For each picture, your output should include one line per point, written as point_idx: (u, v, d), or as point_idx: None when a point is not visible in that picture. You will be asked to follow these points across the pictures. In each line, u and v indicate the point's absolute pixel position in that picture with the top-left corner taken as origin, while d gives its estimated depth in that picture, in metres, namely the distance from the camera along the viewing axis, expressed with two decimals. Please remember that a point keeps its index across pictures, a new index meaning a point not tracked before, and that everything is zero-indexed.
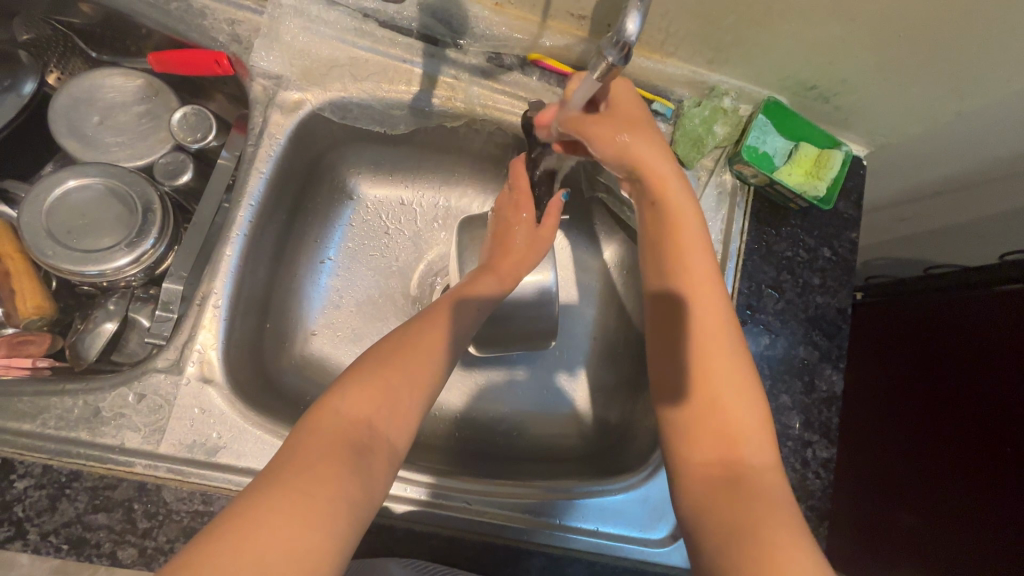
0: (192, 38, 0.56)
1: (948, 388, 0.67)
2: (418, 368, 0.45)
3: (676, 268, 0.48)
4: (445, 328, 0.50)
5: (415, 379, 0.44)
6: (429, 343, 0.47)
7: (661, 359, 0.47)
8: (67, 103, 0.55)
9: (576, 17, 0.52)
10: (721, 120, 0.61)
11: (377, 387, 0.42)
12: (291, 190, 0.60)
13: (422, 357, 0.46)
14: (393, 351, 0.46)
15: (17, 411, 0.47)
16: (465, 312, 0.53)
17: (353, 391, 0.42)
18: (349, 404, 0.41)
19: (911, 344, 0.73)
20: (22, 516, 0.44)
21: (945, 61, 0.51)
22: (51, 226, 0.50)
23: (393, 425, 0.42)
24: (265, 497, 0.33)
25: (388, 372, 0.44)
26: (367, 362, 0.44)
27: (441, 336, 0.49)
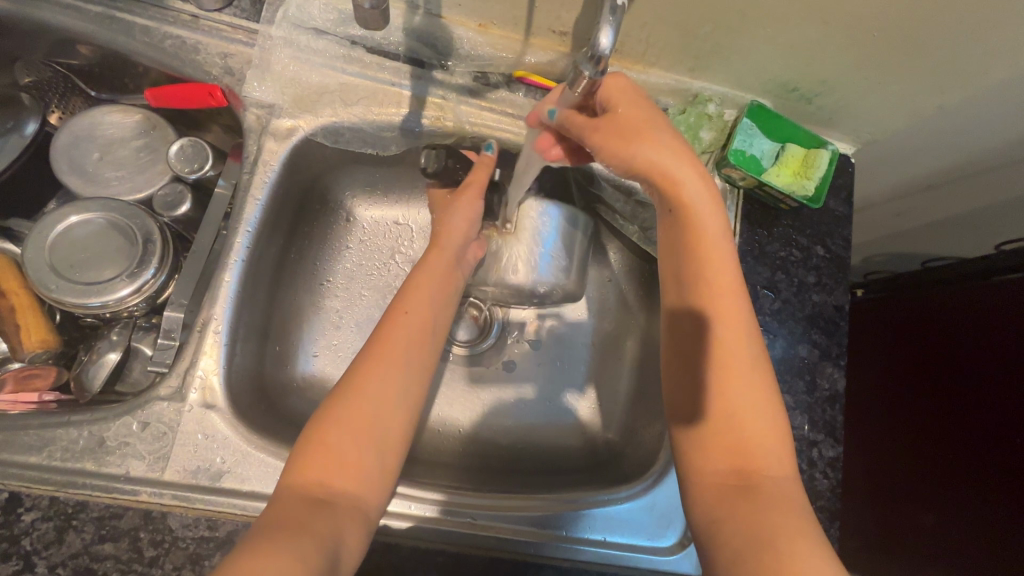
0: (186, 73, 0.57)
1: (954, 395, 0.65)
2: (373, 413, 0.45)
3: (705, 274, 0.46)
4: (401, 353, 0.48)
5: (371, 426, 0.44)
6: (387, 383, 0.46)
7: (676, 362, 0.47)
8: (68, 142, 0.57)
9: (557, 33, 0.55)
10: (707, 125, 0.62)
11: (331, 449, 0.43)
12: (287, 215, 0.61)
13: (382, 398, 0.45)
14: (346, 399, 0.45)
15: (24, 444, 0.47)
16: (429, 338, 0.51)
17: (305, 459, 0.42)
18: (307, 475, 0.41)
19: (921, 349, 0.71)
20: (29, 549, 0.44)
21: (921, 56, 0.52)
22: (54, 261, 0.51)
23: (352, 478, 0.42)
24: (238, 561, 0.33)
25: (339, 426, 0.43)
26: (320, 419, 0.44)
27: (402, 367, 0.48)
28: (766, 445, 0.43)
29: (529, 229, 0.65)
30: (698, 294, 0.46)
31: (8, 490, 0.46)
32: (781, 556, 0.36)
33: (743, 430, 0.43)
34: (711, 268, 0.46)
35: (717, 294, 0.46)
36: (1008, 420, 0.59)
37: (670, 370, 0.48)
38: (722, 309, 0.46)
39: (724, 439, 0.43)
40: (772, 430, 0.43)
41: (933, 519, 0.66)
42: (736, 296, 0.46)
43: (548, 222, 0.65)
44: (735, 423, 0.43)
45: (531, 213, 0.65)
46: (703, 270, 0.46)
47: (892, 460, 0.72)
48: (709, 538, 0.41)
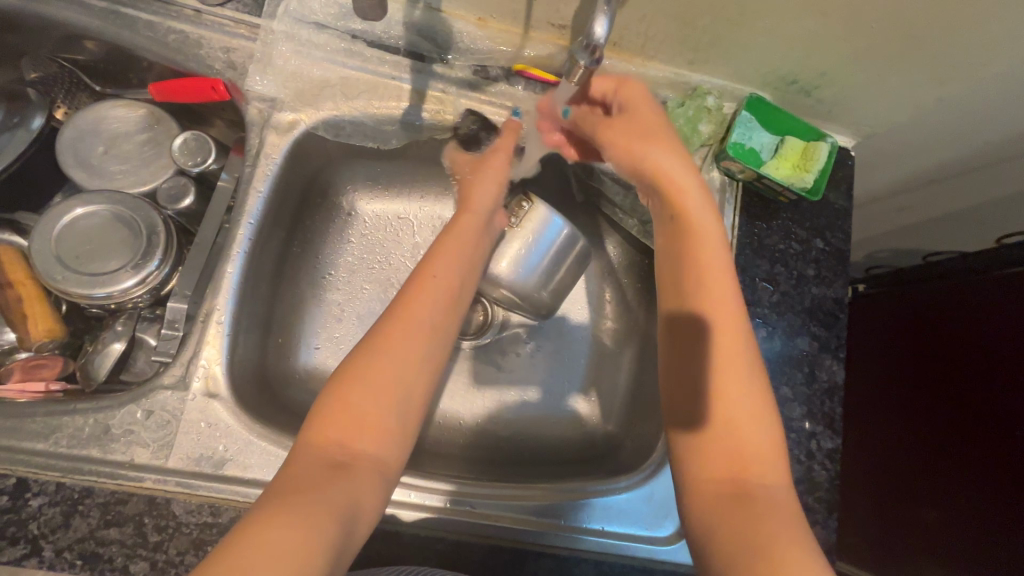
0: (189, 67, 0.58)
1: (958, 390, 0.65)
2: (394, 376, 0.44)
3: (716, 293, 0.47)
4: (424, 322, 0.47)
5: (391, 389, 0.43)
6: (408, 347, 0.45)
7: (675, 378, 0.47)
8: (73, 135, 0.58)
9: (556, 26, 0.55)
10: (706, 118, 0.62)
11: (353, 410, 0.42)
12: (289, 208, 0.62)
13: (404, 363, 0.45)
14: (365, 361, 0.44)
15: (30, 431, 0.48)
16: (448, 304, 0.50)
17: (323, 423, 0.41)
18: (326, 440, 0.40)
19: (925, 345, 0.71)
20: (37, 533, 0.45)
21: (919, 48, 0.52)
22: (60, 252, 0.52)
23: (372, 443, 0.42)
24: (256, 526, 0.33)
25: (358, 388, 0.43)
26: (338, 381, 0.43)
27: (423, 331, 0.47)
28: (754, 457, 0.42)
29: (530, 228, 0.61)
30: (701, 313, 0.46)
31: (16, 475, 0.47)
32: (774, 552, 0.36)
33: (733, 435, 0.43)
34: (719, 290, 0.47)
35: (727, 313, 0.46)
36: (1006, 418, 0.59)
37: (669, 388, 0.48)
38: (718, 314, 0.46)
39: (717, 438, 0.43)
40: (766, 437, 0.43)
41: (935, 514, 0.66)
42: (732, 295, 0.47)
43: (546, 230, 0.61)
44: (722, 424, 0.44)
45: (539, 214, 0.61)
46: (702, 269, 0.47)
47: (895, 454, 0.72)
48: (705, 539, 0.40)
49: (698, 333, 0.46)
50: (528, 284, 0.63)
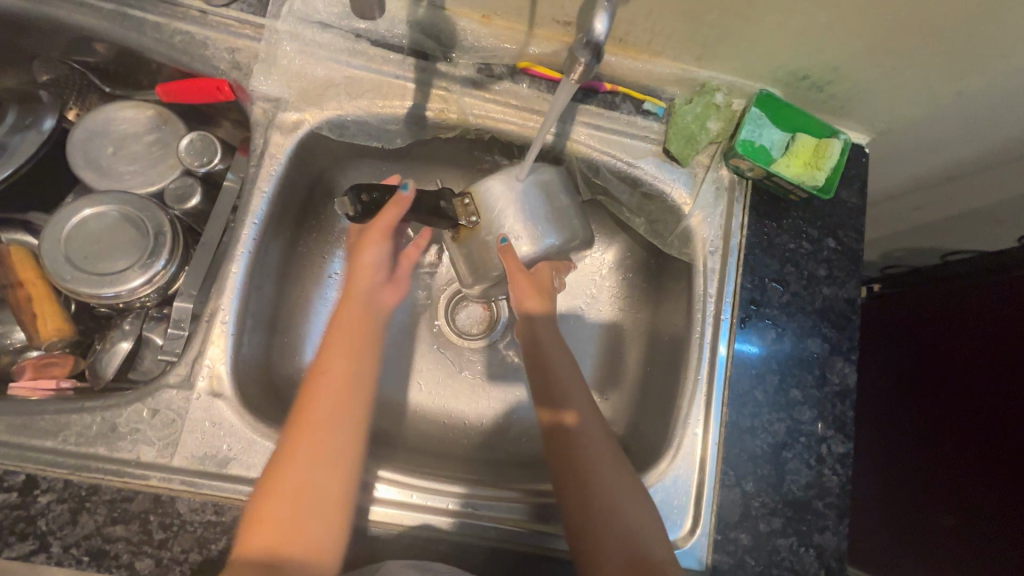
0: (196, 68, 0.58)
1: (969, 394, 0.64)
2: (307, 475, 0.44)
3: (546, 351, 0.58)
4: (336, 408, 0.47)
5: (308, 485, 0.44)
6: (323, 441, 0.45)
7: (558, 467, 0.52)
8: (83, 137, 0.59)
9: (561, 23, 0.55)
10: (715, 115, 0.61)
11: (277, 516, 0.42)
12: (295, 208, 0.62)
13: (317, 458, 0.44)
14: (278, 462, 0.44)
15: (39, 428, 0.49)
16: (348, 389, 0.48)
17: (248, 531, 0.42)
18: (253, 548, 0.41)
19: (941, 345, 0.69)
20: (46, 530, 0.46)
21: (936, 41, 0.50)
22: (70, 252, 0.53)
23: (301, 544, 0.42)
24: None
25: (278, 491, 0.43)
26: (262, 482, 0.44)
27: (334, 421, 0.46)
28: (638, 523, 0.49)
29: (490, 213, 0.58)
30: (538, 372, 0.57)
31: (25, 472, 0.47)
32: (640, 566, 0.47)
33: (613, 487, 0.50)
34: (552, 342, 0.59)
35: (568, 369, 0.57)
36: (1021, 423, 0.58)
37: (559, 476, 0.52)
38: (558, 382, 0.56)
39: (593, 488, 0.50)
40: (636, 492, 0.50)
41: (949, 520, 0.64)
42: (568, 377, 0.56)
43: (508, 191, 0.58)
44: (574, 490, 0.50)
45: (486, 194, 0.58)
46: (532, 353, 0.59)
47: (907, 457, 0.71)
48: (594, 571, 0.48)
49: (550, 388, 0.56)
50: (559, 235, 0.60)
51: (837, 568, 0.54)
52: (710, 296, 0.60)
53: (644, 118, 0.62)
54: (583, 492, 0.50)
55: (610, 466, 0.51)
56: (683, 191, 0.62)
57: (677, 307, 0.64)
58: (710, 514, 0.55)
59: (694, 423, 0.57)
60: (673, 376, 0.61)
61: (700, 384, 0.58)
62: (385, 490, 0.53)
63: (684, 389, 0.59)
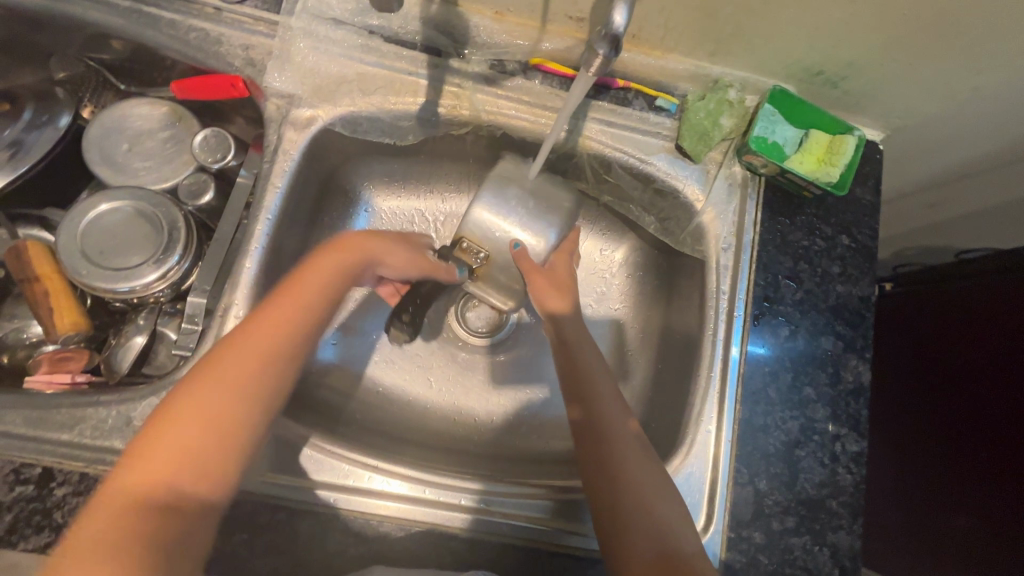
0: (210, 65, 0.58)
1: (985, 393, 0.63)
2: (225, 420, 0.42)
3: (579, 354, 0.58)
4: (250, 350, 0.45)
5: (222, 429, 0.42)
6: (237, 375, 0.44)
7: (589, 464, 0.51)
8: (99, 133, 0.59)
9: (574, 19, 0.55)
10: (727, 112, 0.60)
11: (162, 441, 0.40)
12: (307, 204, 0.62)
13: (220, 393, 0.43)
14: (197, 396, 0.42)
15: (56, 421, 0.49)
16: (263, 347, 0.46)
17: (135, 458, 0.40)
18: (133, 481, 0.39)
19: (957, 344, 0.68)
20: (61, 522, 0.46)
21: (953, 36, 0.50)
22: (86, 247, 0.53)
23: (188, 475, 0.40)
24: None
25: (180, 419, 0.41)
26: (170, 403, 0.42)
27: (260, 377, 0.45)
28: (667, 519, 0.48)
29: (491, 239, 0.59)
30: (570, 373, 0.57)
31: (42, 465, 0.48)
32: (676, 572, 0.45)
33: (645, 487, 0.49)
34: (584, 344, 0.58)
35: (599, 366, 0.57)
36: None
37: (588, 475, 0.51)
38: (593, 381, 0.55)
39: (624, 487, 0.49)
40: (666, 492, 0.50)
41: (964, 520, 0.64)
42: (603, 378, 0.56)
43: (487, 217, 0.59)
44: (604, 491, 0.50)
45: (478, 228, 0.59)
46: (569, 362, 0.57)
47: (921, 457, 0.70)
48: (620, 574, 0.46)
49: (582, 387, 0.55)
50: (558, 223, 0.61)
51: (851, 567, 0.54)
52: (723, 293, 0.60)
53: (657, 114, 0.62)
54: (614, 488, 0.49)
55: (643, 466, 0.50)
56: (696, 187, 0.62)
57: (689, 305, 0.64)
58: (723, 512, 0.55)
59: (707, 421, 0.57)
60: (685, 373, 0.61)
61: (713, 382, 0.58)
62: (397, 484, 0.53)
63: (696, 387, 0.58)
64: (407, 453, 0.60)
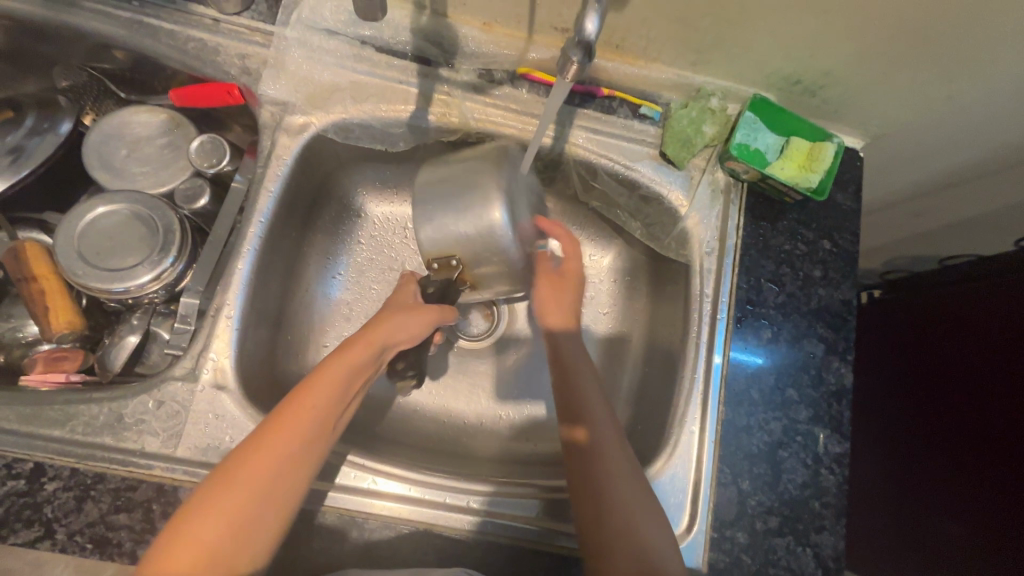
0: (207, 73, 0.60)
1: (970, 397, 0.64)
2: (246, 519, 0.41)
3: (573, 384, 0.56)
4: (304, 425, 0.45)
5: (245, 530, 0.41)
6: (283, 448, 0.43)
7: (574, 471, 0.51)
8: (99, 139, 0.61)
9: (559, 30, 0.57)
10: (710, 120, 0.62)
11: (211, 514, 0.40)
12: (301, 208, 0.64)
13: (277, 465, 0.43)
14: (221, 502, 0.41)
15: (49, 418, 0.50)
16: (284, 460, 0.43)
17: (162, 556, 0.39)
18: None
19: (941, 348, 0.69)
20: (51, 516, 0.47)
21: (924, 45, 0.52)
22: (82, 248, 0.54)
23: (235, 545, 0.41)
24: None
25: (232, 491, 0.41)
26: (190, 505, 0.41)
27: (283, 482, 0.43)
28: (648, 525, 0.48)
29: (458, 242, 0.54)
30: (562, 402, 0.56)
31: (33, 460, 0.48)
32: None
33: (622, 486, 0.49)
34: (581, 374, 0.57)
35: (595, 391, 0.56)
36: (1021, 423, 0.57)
37: (573, 479, 0.51)
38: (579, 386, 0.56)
39: (604, 493, 0.49)
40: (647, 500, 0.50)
41: (950, 526, 0.64)
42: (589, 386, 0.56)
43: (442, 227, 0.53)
44: (583, 494, 0.50)
45: (440, 234, 0.53)
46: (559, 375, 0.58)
47: (907, 461, 0.70)
48: None
49: (571, 399, 0.55)
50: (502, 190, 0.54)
51: (835, 568, 0.54)
52: (706, 295, 0.61)
53: (641, 122, 0.64)
54: (599, 511, 0.49)
55: (621, 469, 0.51)
56: (680, 193, 0.63)
57: (674, 309, 0.65)
58: (707, 512, 0.55)
59: (691, 422, 0.58)
60: (670, 375, 0.62)
61: (697, 384, 0.59)
62: (385, 482, 0.54)
63: (680, 388, 0.59)
64: (395, 453, 0.61)
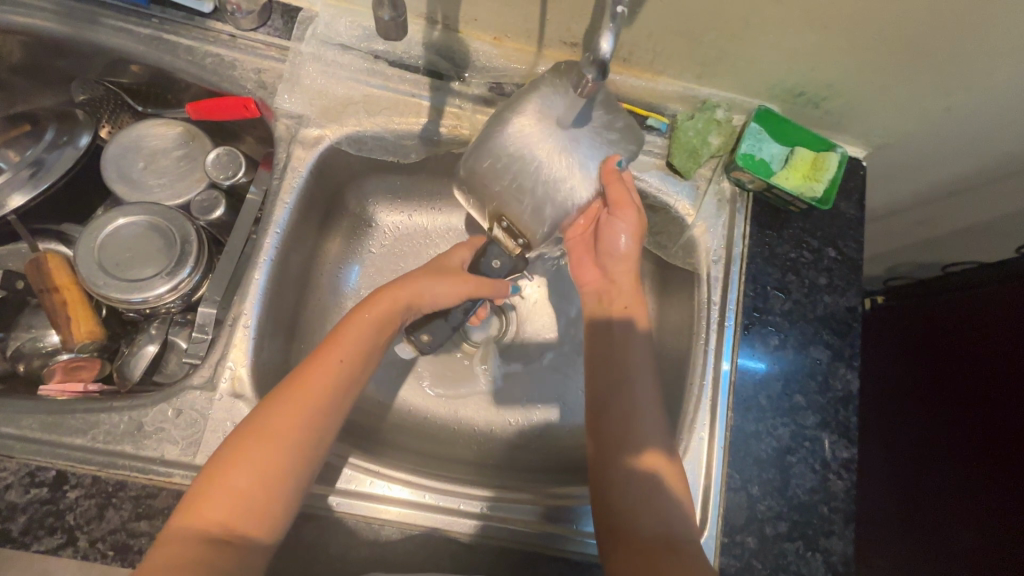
0: (224, 88, 0.62)
1: (975, 403, 0.65)
2: (283, 454, 0.46)
3: (615, 355, 0.57)
4: (333, 377, 0.49)
5: (272, 478, 0.45)
6: (313, 395, 0.48)
7: (599, 434, 0.54)
8: (117, 152, 0.62)
9: (569, 44, 0.58)
10: (716, 130, 0.63)
11: (252, 453, 0.45)
12: (314, 218, 0.65)
13: (310, 409, 0.48)
14: (251, 448, 0.45)
15: (69, 426, 0.51)
16: (304, 423, 0.47)
17: (202, 497, 0.43)
18: (205, 513, 0.43)
19: (945, 354, 0.70)
20: (73, 524, 0.48)
21: (923, 59, 0.53)
22: (102, 260, 0.56)
23: (274, 482, 0.45)
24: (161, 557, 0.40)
25: (271, 432, 0.46)
26: (237, 442, 0.46)
27: (303, 442, 0.47)
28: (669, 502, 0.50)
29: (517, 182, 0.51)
30: (607, 380, 0.56)
31: (55, 468, 0.49)
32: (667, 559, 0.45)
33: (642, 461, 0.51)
34: (630, 349, 0.56)
35: (640, 370, 0.56)
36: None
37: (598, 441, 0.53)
38: (615, 350, 0.57)
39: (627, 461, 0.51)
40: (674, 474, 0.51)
41: (956, 527, 0.64)
42: (630, 354, 0.56)
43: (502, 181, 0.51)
44: (606, 457, 0.52)
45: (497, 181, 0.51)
46: (598, 344, 0.58)
47: (912, 465, 0.71)
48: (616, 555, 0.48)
49: (609, 364, 0.56)
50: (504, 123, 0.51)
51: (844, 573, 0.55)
52: (713, 303, 0.62)
53: (648, 133, 0.65)
54: (626, 479, 0.50)
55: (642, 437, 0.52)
56: (687, 202, 0.65)
57: (682, 316, 0.66)
58: (718, 517, 0.56)
59: (700, 428, 0.59)
60: (678, 381, 0.63)
61: (705, 390, 0.60)
62: (397, 489, 0.55)
63: (689, 395, 0.60)
64: (406, 460, 0.61)
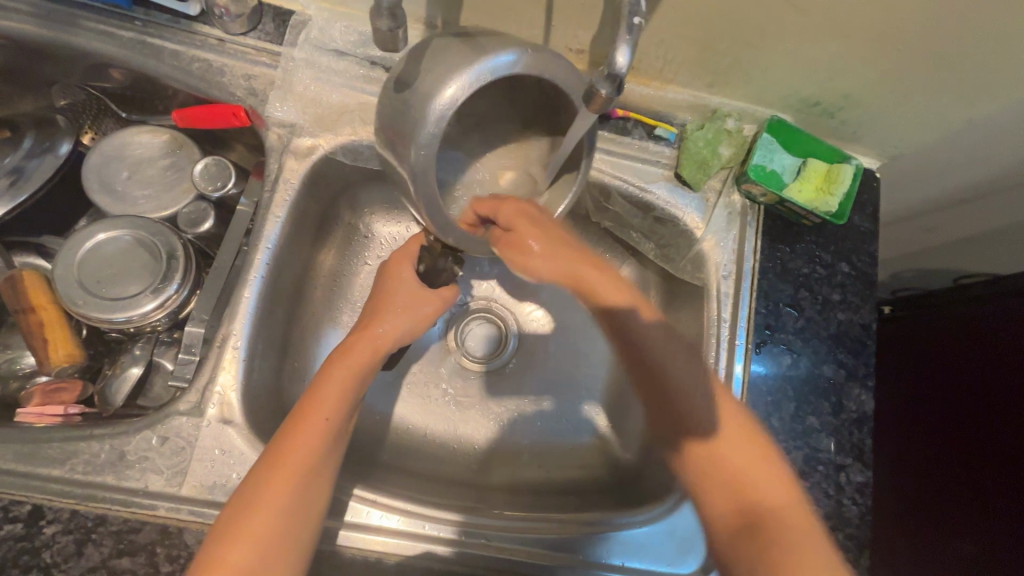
0: (212, 94, 0.59)
1: (992, 421, 0.63)
2: (284, 522, 0.43)
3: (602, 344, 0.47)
4: (323, 434, 0.46)
5: (278, 548, 0.42)
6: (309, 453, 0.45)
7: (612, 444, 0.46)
8: (98, 161, 0.59)
9: (575, 51, 0.55)
10: (725, 141, 0.61)
11: (252, 527, 0.42)
12: (307, 231, 0.62)
13: (306, 469, 0.45)
14: (245, 520, 0.42)
15: (46, 456, 0.48)
16: (303, 485, 0.44)
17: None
18: None
19: (958, 370, 0.68)
20: (50, 562, 0.45)
21: (944, 70, 0.51)
22: (82, 277, 0.53)
23: (278, 554, 0.42)
24: None
25: (270, 500, 0.43)
26: (233, 515, 0.42)
27: (303, 507, 0.44)
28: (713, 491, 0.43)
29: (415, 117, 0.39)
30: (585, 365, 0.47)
31: (31, 502, 0.46)
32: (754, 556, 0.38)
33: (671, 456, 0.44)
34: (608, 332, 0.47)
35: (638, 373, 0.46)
36: None
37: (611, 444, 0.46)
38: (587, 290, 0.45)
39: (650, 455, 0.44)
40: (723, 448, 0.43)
41: (971, 549, 0.63)
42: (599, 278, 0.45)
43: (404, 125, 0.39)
44: None
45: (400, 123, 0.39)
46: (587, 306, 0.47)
47: (923, 485, 0.69)
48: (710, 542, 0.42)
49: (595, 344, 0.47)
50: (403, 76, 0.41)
51: None
52: (724, 320, 0.60)
53: (656, 143, 0.62)
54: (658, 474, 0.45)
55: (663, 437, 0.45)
56: (696, 216, 0.62)
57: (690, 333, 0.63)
58: None
59: None
60: None
61: None
62: (392, 520, 0.52)
63: None
64: (404, 484, 0.59)
